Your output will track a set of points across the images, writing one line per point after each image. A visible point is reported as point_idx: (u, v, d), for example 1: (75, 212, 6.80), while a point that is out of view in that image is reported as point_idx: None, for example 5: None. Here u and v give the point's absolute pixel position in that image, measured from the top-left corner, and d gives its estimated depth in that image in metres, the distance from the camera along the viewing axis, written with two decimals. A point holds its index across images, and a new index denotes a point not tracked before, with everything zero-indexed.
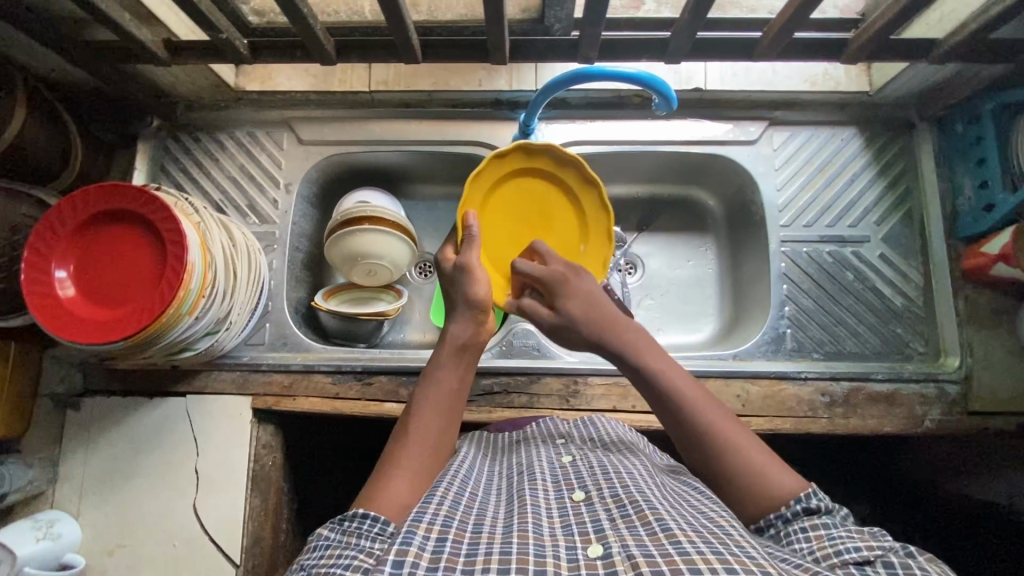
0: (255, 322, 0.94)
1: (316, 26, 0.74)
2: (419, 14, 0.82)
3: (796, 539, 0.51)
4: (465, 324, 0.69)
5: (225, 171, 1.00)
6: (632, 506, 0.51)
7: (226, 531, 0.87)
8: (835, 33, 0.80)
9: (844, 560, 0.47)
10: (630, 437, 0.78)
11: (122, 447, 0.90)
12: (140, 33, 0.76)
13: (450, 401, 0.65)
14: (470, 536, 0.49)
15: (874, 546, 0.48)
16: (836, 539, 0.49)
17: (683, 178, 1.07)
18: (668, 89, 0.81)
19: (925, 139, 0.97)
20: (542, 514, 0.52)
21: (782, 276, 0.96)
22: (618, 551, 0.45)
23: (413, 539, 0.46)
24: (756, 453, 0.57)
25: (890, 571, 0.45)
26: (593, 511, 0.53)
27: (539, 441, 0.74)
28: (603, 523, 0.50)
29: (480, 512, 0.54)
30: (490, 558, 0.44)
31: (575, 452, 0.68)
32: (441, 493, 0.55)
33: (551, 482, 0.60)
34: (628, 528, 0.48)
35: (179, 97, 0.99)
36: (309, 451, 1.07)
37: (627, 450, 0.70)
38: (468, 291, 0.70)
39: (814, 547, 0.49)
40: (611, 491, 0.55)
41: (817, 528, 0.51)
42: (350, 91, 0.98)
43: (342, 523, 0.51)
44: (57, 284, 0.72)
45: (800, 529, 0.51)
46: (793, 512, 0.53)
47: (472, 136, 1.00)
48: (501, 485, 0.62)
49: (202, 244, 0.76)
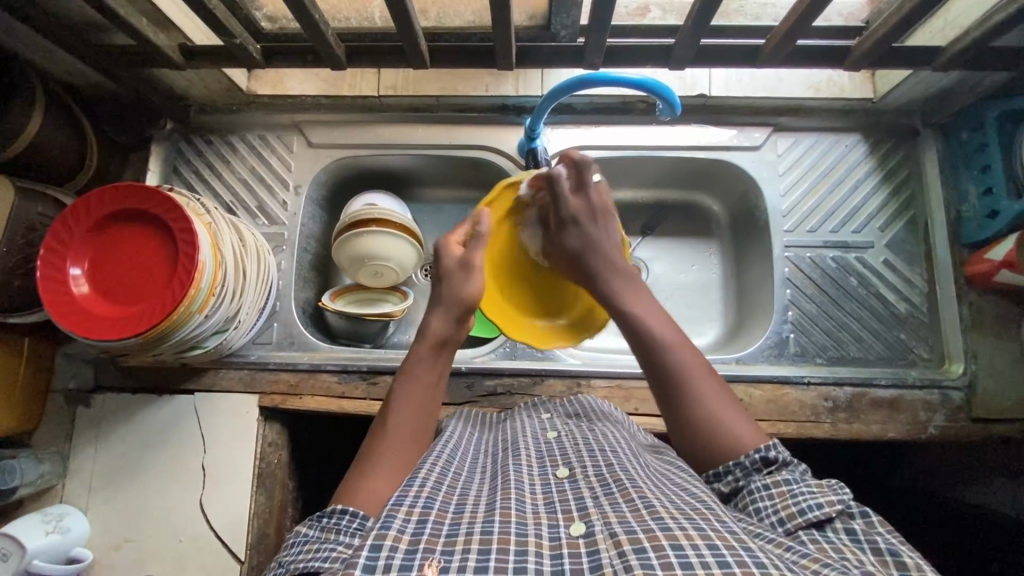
0: (263, 321, 0.95)
1: (326, 30, 0.75)
2: (428, 20, 0.84)
3: (761, 498, 0.52)
4: (449, 323, 0.71)
5: (236, 174, 1.02)
6: (616, 484, 0.52)
7: (230, 528, 0.88)
8: (838, 41, 0.81)
9: (805, 520, 0.49)
10: (618, 414, 0.78)
11: (130, 443, 0.92)
12: (156, 37, 0.78)
13: (427, 394, 0.66)
14: (450, 517, 0.49)
15: (834, 501, 0.49)
16: (798, 495, 0.51)
17: (688, 183, 1.08)
18: (672, 94, 0.82)
19: (929, 147, 0.97)
20: (526, 490, 0.53)
21: (785, 282, 0.96)
22: (601, 529, 0.46)
23: (393, 522, 0.47)
24: (719, 403, 0.59)
25: (851, 538, 0.47)
26: (577, 488, 0.53)
27: (526, 417, 0.75)
28: (586, 501, 0.51)
29: (464, 490, 0.55)
30: (471, 538, 0.45)
31: (560, 428, 0.69)
32: (423, 475, 0.55)
33: (535, 457, 0.61)
34: (612, 504, 0.49)
35: (192, 100, 1.01)
36: (313, 451, 1.08)
37: (611, 423, 0.71)
38: (456, 287, 0.72)
39: (776, 504, 0.51)
40: (595, 470, 0.56)
41: (779, 484, 0.52)
42: (359, 95, 0.99)
43: (320, 520, 0.53)
44: (72, 281, 0.74)
45: (763, 486, 0.53)
46: (751, 461, 0.56)
47: (480, 141, 1.01)
48: (486, 462, 0.63)
49: (213, 244, 0.78)
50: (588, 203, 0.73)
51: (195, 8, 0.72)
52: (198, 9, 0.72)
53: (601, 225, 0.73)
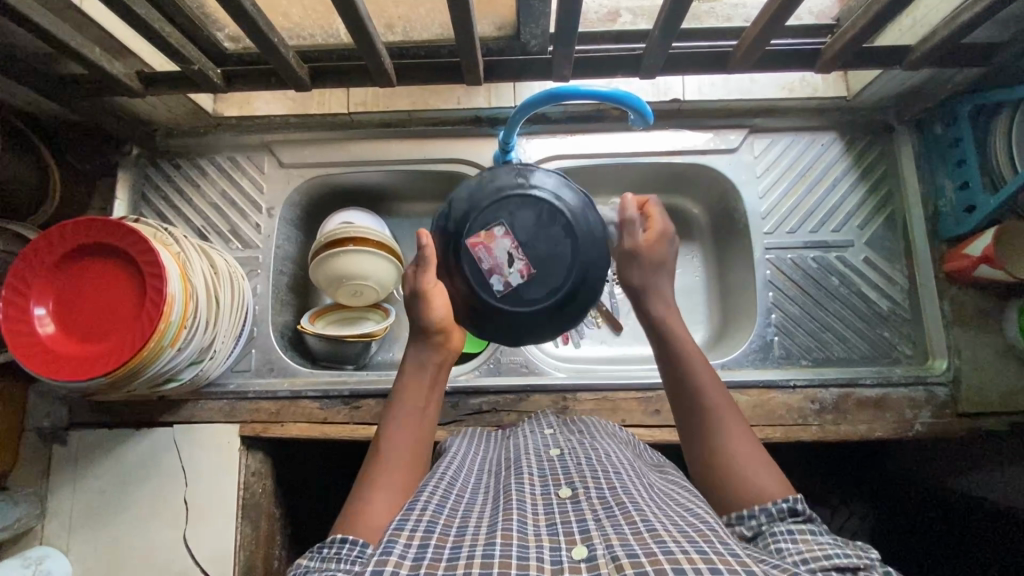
0: (241, 348, 0.93)
1: (286, 52, 0.73)
2: (394, 36, 0.81)
3: (782, 539, 0.50)
4: (425, 352, 0.67)
5: (206, 198, 0.99)
6: (618, 507, 0.51)
7: (216, 561, 0.86)
8: (810, 42, 0.80)
9: (830, 563, 0.45)
10: (621, 432, 0.77)
11: (110, 480, 0.90)
12: (111, 66, 0.76)
13: (417, 424, 0.64)
14: (452, 540, 0.48)
15: (862, 554, 0.46)
16: (824, 544, 0.48)
17: (666, 187, 1.07)
18: (643, 105, 0.79)
19: (905, 143, 0.97)
20: (528, 512, 0.52)
21: (767, 284, 0.96)
22: (603, 553, 0.44)
23: (394, 547, 0.46)
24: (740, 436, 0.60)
25: None
26: (580, 510, 0.52)
27: (529, 433, 0.74)
28: (589, 523, 0.49)
29: (467, 512, 0.54)
30: (471, 562, 0.44)
31: (563, 443, 0.68)
32: (425, 498, 0.54)
33: (537, 476, 0.60)
34: (615, 526, 0.48)
35: (157, 125, 0.98)
36: (299, 477, 1.06)
37: (612, 441, 0.70)
38: (421, 317, 0.66)
39: (801, 548, 0.48)
40: (597, 491, 0.55)
41: (804, 532, 0.50)
42: (329, 113, 0.97)
43: (321, 551, 0.51)
44: (37, 322, 0.71)
45: (787, 531, 0.51)
46: (779, 510, 0.53)
47: (453, 154, 0.99)
48: (489, 482, 0.62)
49: (182, 274, 0.76)
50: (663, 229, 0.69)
51: (152, 38, 0.70)
52: (155, 39, 0.70)
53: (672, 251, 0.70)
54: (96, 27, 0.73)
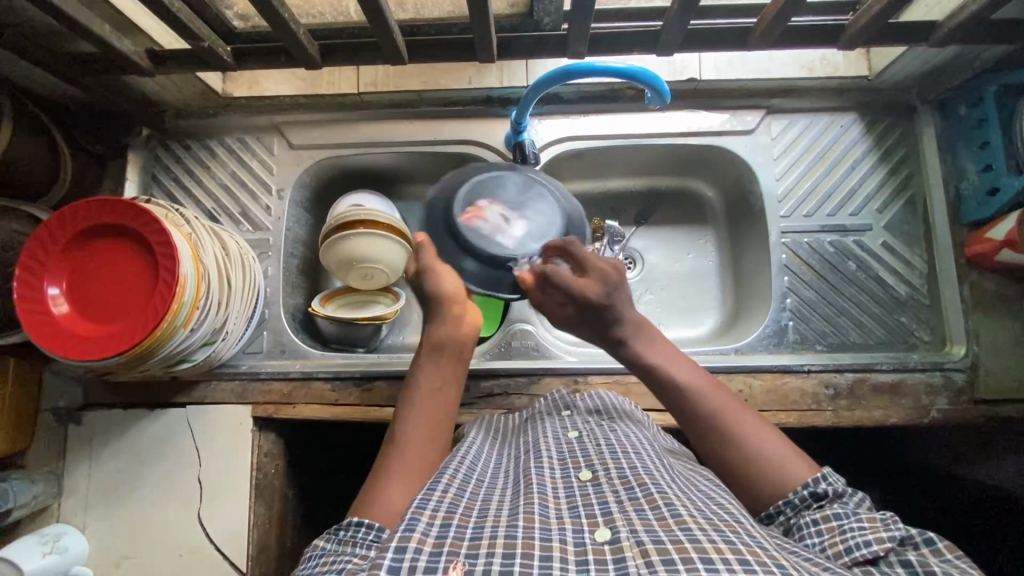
0: (252, 330, 0.93)
1: (297, 29, 0.72)
2: (405, 13, 0.81)
3: (809, 533, 0.52)
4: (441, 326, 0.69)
5: (217, 180, 0.99)
6: (639, 489, 0.51)
7: (231, 539, 0.87)
8: (834, 18, 0.78)
9: (854, 559, 0.48)
10: (636, 411, 0.76)
11: (125, 459, 0.90)
12: (122, 44, 0.75)
13: (439, 400, 0.66)
14: (473, 521, 0.48)
15: (884, 538, 0.48)
16: (848, 531, 0.50)
17: (679, 170, 1.05)
18: (660, 82, 0.78)
19: (927, 124, 0.95)
20: (549, 495, 0.52)
21: (783, 268, 0.94)
22: (627, 536, 0.44)
23: (417, 525, 0.46)
24: (771, 443, 0.60)
25: (906, 570, 0.45)
26: (601, 492, 0.52)
27: (547, 416, 0.74)
28: (611, 506, 0.49)
29: (486, 496, 0.54)
30: (495, 542, 0.44)
31: (581, 426, 0.68)
32: (445, 481, 0.54)
33: (557, 459, 0.60)
34: (638, 511, 0.48)
35: (166, 105, 0.97)
36: (311, 457, 1.07)
37: (633, 425, 0.69)
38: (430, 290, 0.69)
39: (826, 542, 0.50)
40: (619, 472, 0.54)
41: (829, 520, 0.52)
42: (338, 93, 0.96)
43: (338, 533, 0.51)
44: (52, 301, 0.71)
45: (812, 522, 0.52)
46: (801, 498, 0.55)
47: (464, 134, 0.98)
48: (508, 466, 0.62)
49: (195, 256, 0.75)
50: (603, 274, 0.66)
51: (163, 14, 0.69)
52: (166, 14, 0.69)
53: (623, 293, 0.67)
54: (106, 4, 0.72)
